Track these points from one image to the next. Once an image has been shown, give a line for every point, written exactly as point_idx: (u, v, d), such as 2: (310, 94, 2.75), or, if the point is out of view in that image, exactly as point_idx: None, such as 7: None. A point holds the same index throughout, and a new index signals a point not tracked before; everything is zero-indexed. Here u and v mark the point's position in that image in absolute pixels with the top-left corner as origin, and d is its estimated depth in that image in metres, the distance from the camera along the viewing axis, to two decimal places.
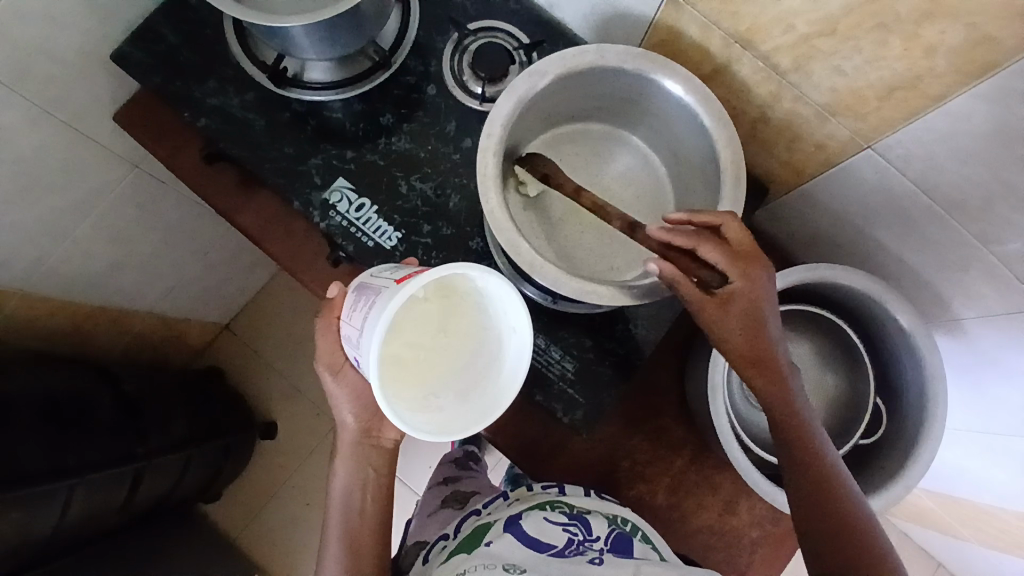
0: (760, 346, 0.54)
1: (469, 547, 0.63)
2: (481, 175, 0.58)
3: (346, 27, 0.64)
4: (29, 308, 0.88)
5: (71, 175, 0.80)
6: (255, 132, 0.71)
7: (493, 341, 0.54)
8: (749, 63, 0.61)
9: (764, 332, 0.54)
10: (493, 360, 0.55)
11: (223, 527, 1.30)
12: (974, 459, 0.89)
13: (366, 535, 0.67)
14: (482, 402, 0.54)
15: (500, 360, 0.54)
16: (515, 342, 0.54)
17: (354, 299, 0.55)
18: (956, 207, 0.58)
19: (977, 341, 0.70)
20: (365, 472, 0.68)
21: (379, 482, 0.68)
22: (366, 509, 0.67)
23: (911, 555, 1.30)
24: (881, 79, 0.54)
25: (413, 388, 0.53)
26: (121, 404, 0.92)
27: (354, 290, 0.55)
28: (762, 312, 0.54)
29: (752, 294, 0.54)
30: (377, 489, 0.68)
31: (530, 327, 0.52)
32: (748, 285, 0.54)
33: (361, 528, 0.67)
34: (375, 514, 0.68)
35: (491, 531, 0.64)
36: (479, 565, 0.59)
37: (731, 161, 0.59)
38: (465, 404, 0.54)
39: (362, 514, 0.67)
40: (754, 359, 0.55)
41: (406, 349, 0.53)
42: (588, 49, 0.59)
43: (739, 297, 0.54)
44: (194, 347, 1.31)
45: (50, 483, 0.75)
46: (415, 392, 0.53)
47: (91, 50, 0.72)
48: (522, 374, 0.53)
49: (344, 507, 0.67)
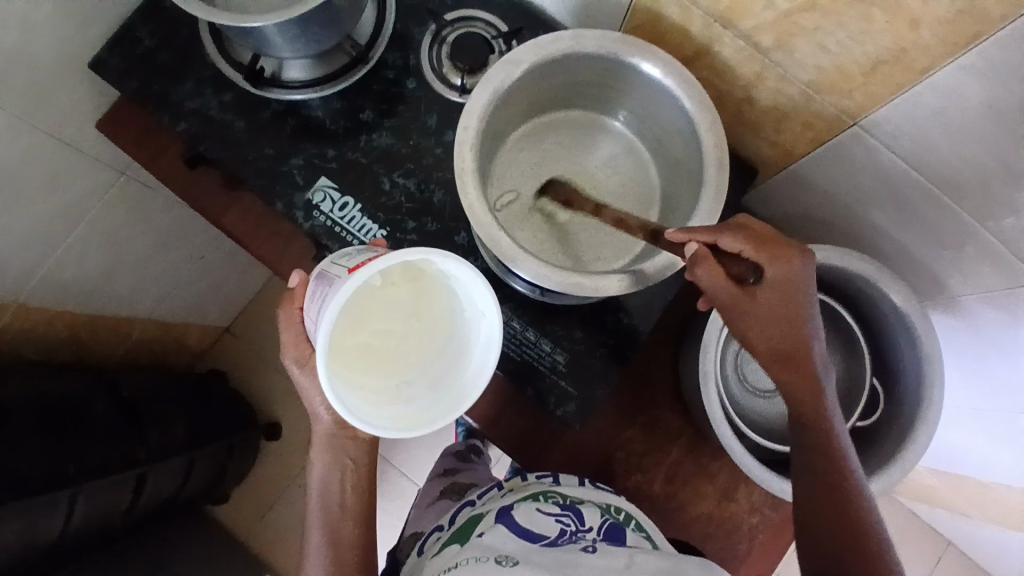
0: (793, 339, 0.51)
1: (462, 538, 0.60)
2: (459, 169, 0.57)
3: (318, 23, 0.63)
4: (25, 319, 0.88)
5: (56, 183, 0.80)
6: (235, 134, 0.71)
7: (463, 326, 0.54)
8: (731, 43, 0.59)
9: (798, 322, 0.51)
10: (463, 346, 0.54)
11: (231, 527, 1.31)
12: (978, 437, 0.88)
13: (349, 529, 0.67)
14: (454, 390, 0.53)
15: (471, 346, 0.54)
16: (482, 327, 0.53)
17: (314, 291, 0.54)
18: (948, 183, 0.56)
19: (976, 320, 0.69)
20: (343, 464, 0.67)
21: (358, 472, 0.68)
22: (346, 502, 0.67)
23: (919, 533, 1.29)
24: (866, 54, 0.52)
25: (380, 380, 0.53)
26: (120, 410, 0.92)
27: (315, 282, 0.55)
28: (798, 300, 0.50)
29: (789, 281, 0.50)
30: (357, 481, 0.68)
31: (497, 310, 0.51)
32: (781, 272, 0.49)
33: (342, 522, 0.67)
34: (357, 507, 0.68)
35: (481, 524, 0.62)
36: (470, 558, 0.55)
37: (714, 145, 0.58)
38: (437, 393, 0.54)
39: (342, 506, 0.67)
40: (784, 353, 0.52)
41: (370, 339, 0.53)
42: (562, 35, 0.58)
43: (774, 285, 0.50)
44: (195, 350, 1.31)
45: (47, 494, 0.75)
46: (382, 383, 0.53)
47: (66, 56, 0.71)
48: (492, 360, 0.52)
49: (323, 501, 0.68)
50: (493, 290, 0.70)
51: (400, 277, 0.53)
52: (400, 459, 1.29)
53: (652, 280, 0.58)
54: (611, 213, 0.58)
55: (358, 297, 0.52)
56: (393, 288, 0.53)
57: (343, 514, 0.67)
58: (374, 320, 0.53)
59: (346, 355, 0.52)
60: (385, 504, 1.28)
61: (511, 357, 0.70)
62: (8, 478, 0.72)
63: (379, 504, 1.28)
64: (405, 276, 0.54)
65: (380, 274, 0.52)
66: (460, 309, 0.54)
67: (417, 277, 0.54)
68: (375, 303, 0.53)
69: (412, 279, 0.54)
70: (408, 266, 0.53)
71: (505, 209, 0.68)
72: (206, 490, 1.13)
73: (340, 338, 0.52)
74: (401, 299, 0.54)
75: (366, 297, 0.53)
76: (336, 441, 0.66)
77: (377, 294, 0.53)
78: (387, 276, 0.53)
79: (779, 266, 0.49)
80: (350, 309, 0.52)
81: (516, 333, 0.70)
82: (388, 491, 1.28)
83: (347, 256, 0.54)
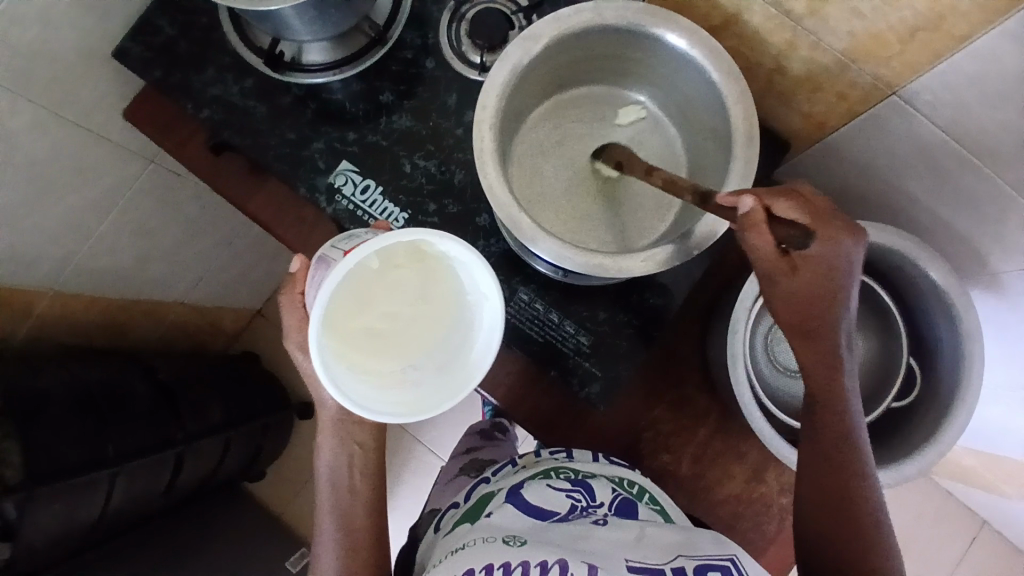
0: (819, 317, 0.51)
1: (473, 517, 0.62)
2: (478, 150, 0.56)
3: (334, 5, 0.62)
4: (64, 305, 0.91)
5: (87, 173, 0.82)
6: (257, 119, 0.71)
7: (470, 308, 0.54)
8: (760, 10, 0.56)
9: (830, 304, 0.51)
10: (468, 329, 0.54)
11: (268, 502, 1.36)
12: (1019, 416, 0.84)
13: (359, 512, 0.69)
14: (459, 373, 0.53)
15: (478, 330, 0.53)
16: (487, 311, 0.53)
17: (315, 275, 0.56)
18: (990, 154, 0.54)
19: (1018, 295, 0.66)
20: (350, 449, 0.69)
21: (366, 456, 0.69)
22: (355, 485, 0.69)
23: (954, 514, 1.26)
24: (903, 19, 0.48)
25: (385, 365, 0.53)
26: (157, 392, 0.95)
27: (316, 265, 0.57)
28: (834, 282, 0.50)
29: (831, 262, 0.49)
30: (364, 465, 0.70)
31: (501, 295, 0.51)
32: (827, 249, 0.49)
33: (353, 507, 0.69)
34: (366, 490, 0.70)
35: (492, 502, 0.63)
36: (478, 538, 0.56)
37: (743, 118, 0.56)
38: (442, 377, 0.53)
39: (351, 490, 0.69)
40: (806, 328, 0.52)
41: (373, 322, 0.53)
42: (583, 8, 0.56)
43: (815, 263, 0.49)
44: (229, 333, 1.35)
45: (89, 474, 0.78)
46: (384, 366, 0.53)
47: (90, 47, 0.72)
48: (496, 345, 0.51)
49: (332, 486, 0.69)
50: (515, 272, 0.69)
51: (403, 258, 0.53)
52: (428, 438, 1.32)
53: (674, 257, 0.56)
54: (660, 175, 0.55)
55: (359, 276, 0.52)
56: (397, 269, 0.53)
57: (354, 498, 0.69)
58: (377, 302, 0.53)
59: (346, 337, 0.52)
60: (413, 481, 1.31)
61: (535, 339, 0.69)
62: (51, 460, 0.75)
63: (407, 481, 1.31)
64: (409, 258, 0.53)
65: (382, 255, 0.52)
66: (466, 293, 0.54)
67: (421, 259, 0.54)
68: (378, 285, 0.53)
69: (416, 261, 0.53)
70: (412, 248, 0.53)
71: (528, 188, 0.66)
72: (243, 467, 1.17)
73: (341, 318, 0.52)
74: (405, 283, 0.53)
75: (368, 279, 0.53)
76: (343, 426, 0.67)
77: (380, 276, 0.53)
78: (391, 258, 0.53)
79: (827, 242, 0.48)
80: (353, 291, 0.52)
81: (540, 315, 0.69)
82: (415, 469, 1.31)
83: (348, 240, 0.55)
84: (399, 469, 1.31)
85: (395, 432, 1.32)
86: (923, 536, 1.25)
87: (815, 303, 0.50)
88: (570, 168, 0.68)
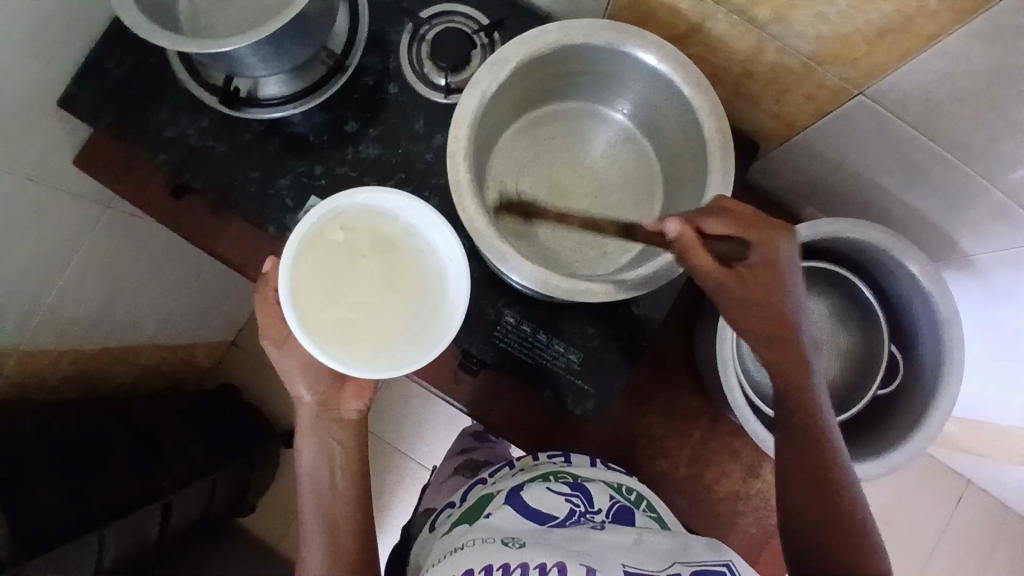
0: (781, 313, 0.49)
1: (470, 517, 0.62)
2: (454, 183, 0.54)
3: (291, 39, 0.60)
4: (31, 362, 0.86)
5: (42, 224, 0.78)
6: (218, 158, 0.68)
7: (435, 277, 0.58)
8: (725, 18, 0.56)
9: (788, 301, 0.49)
10: (439, 297, 0.58)
11: (262, 536, 1.32)
12: (993, 386, 0.87)
13: (343, 512, 0.66)
14: (435, 332, 0.56)
15: (447, 290, 0.58)
16: (452, 271, 0.58)
17: None
18: (959, 146, 0.55)
19: (989, 275, 0.68)
20: (331, 447, 0.67)
21: (348, 453, 0.67)
22: (336, 484, 0.67)
23: (938, 476, 1.30)
24: (869, 22, 0.48)
25: (362, 346, 0.55)
26: (136, 437, 0.92)
27: None
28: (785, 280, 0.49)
29: (773, 262, 0.49)
30: (347, 464, 0.67)
31: (463, 250, 0.56)
32: (767, 252, 0.49)
33: (336, 507, 0.66)
34: (349, 489, 0.67)
35: (492, 502, 0.64)
36: (477, 539, 0.56)
37: (717, 130, 0.55)
38: (417, 346, 0.56)
39: (334, 491, 0.66)
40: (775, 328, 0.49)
41: (346, 311, 0.56)
42: (550, 27, 0.55)
43: (760, 268, 0.49)
44: (205, 367, 1.30)
45: (79, 535, 0.75)
46: (359, 346, 0.55)
47: (33, 94, 0.68)
48: (465, 292, 0.56)
49: (314, 487, 0.66)
50: (499, 295, 0.68)
51: (368, 248, 0.58)
52: (419, 455, 1.30)
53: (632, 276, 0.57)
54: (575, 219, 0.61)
55: (327, 267, 0.56)
56: (363, 259, 0.57)
57: (336, 496, 0.66)
58: (346, 291, 0.56)
59: (321, 323, 0.54)
60: (406, 499, 1.29)
61: (524, 361, 0.68)
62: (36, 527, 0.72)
63: (401, 499, 1.29)
64: (374, 247, 0.58)
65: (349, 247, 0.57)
66: (431, 264, 0.59)
67: (385, 246, 0.58)
68: (347, 274, 0.57)
69: (380, 247, 0.58)
70: (376, 236, 0.58)
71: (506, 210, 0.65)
72: (232, 505, 1.14)
73: (315, 308, 0.55)
74: (372, 267, 0.57)
75: (335, 271, 0.56)
76: (320, 422, 0.67)
77: (349, 266, 0.57)
78: (357, 250, 0.57)
79: (766, 242, 0.49)
80: (322, 281, 0.56)
81: (528, 337, 0.68)
82: (409, 486, 1.30)
83: None
84: (393, 487, 1.30)
85: (385, 451, 1.30)
86: (909, 499, 1.30)
87: (772, 307, 0.49)
88: (547, 185, 0.67)
